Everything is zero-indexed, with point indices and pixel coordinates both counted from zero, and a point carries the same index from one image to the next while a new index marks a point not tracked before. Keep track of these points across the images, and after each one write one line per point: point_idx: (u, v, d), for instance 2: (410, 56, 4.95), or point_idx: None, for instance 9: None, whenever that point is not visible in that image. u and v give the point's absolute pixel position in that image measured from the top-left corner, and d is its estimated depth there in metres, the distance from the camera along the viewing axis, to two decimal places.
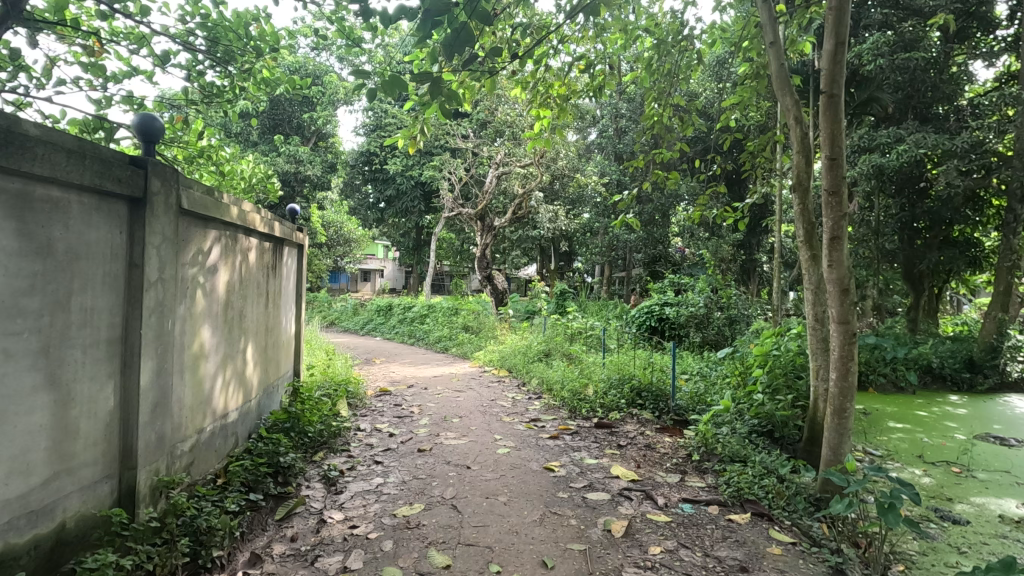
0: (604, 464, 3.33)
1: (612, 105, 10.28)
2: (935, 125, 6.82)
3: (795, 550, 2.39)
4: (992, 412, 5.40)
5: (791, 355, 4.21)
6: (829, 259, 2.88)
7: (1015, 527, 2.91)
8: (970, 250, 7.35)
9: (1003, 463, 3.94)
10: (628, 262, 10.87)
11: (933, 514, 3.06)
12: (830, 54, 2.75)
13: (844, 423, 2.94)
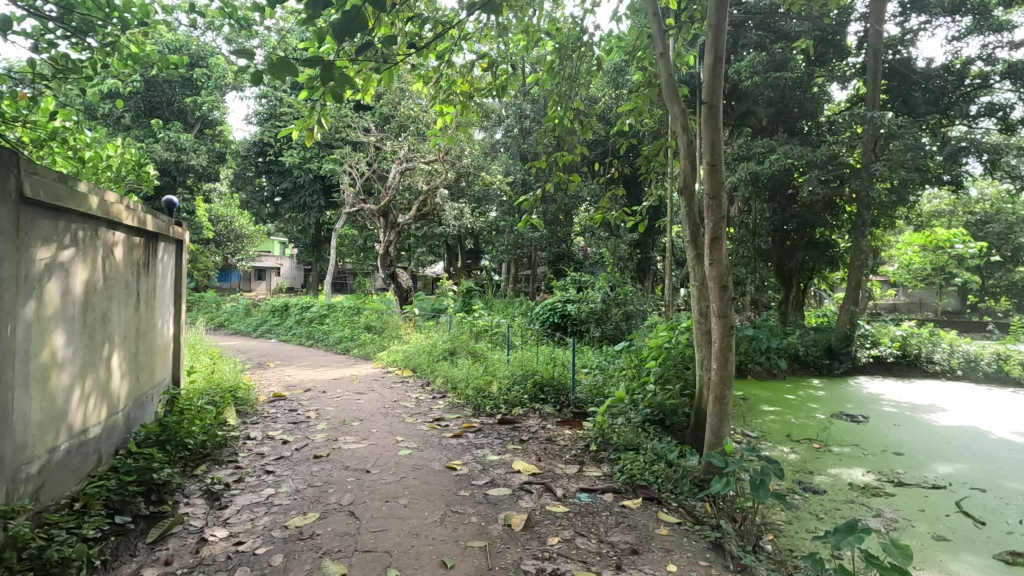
0: (506, 459, 3.37)
1: (517, 106, 10.45)
2: (801, 138, 7.63)
3: (680, 529, 2.56)
4: (846, 393, 6.14)
5: (681, 347, 4.51)
6: (710, 258, 3.11)
7: (862, 493, 3.34)
8: (829, 250, 8.30)
9: (853, 437, 4.50)
10: (533, 260, 11.11)
11: (798, 486, 3.42)
12: (711, 67, 2.97)
13: (725, 408, 3.19)
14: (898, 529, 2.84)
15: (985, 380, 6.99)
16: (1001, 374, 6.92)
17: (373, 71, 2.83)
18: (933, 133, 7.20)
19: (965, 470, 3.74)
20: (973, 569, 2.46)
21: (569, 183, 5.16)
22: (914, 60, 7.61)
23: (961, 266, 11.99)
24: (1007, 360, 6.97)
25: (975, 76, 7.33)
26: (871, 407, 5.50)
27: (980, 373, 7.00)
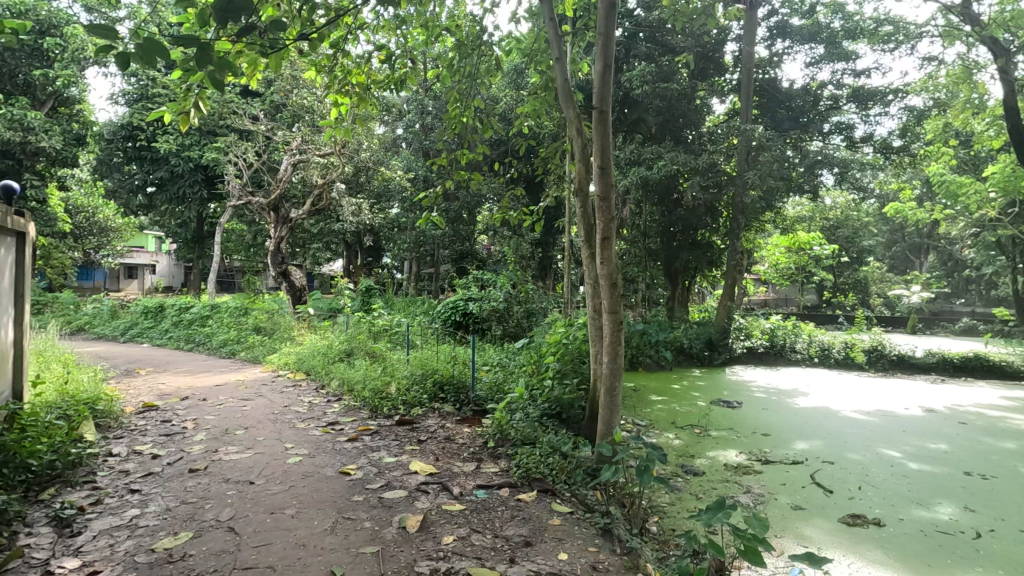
0: (403, 461, 3.30)
1: (418, 101, 10.27)
2: (685, 146, 8.23)
3: (572, 518, 2.66)
4: (724, 382, 6.71)
5: (578, 343, 4.68)
6: (601, 257, 3.25)
7: (735, 472, 3.66)
8: (710, 251, 9.02)
9: (728, 421, 4.92)
10: (436, 258, 11.01)
11: (680, 469, 3.68)
12: (600, 74, 3.11)
13: (615, 399, 3.36)
14: (764, 503, 3.15)
15: (836, 366, 7.89)
16: (848, 360, 7.82)
17: (256, 54, 2.62)
18: (795, 146, 8.05)
19: (818, 446, 4.23)
20: (822, 532, 2.79)
21: (470, 181, 5.16)
22: (779, 80, 8.49)
23: (818, 265, 13.55)
24: (853, 348, 7.86)
25: (828, 97, 8.31)
26: (744, 393, 6.06)
27: (832, 360, 7.89)
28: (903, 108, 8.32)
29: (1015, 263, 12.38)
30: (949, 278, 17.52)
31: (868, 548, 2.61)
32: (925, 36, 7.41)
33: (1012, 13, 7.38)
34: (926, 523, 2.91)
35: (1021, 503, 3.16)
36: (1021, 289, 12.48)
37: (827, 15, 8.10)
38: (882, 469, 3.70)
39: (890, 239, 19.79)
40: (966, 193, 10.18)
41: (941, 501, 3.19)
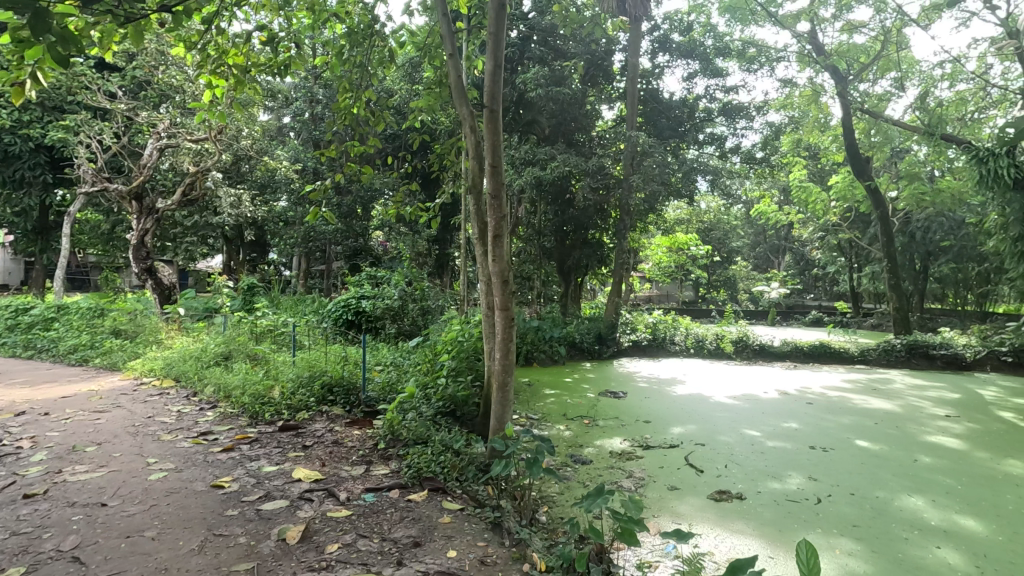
0: (285, 469, 3.11)
1: (307, 88, 9.74)
2: (576, 148, 8.59)
3: (462, 515, 2.66)
4: (612, 373, 7.09)
5: (473, 341, 4.69)
6: (493, 254, 3.28)
7: (619, 458, 3.88)
8: (600, 250, 9.46)
9: (614, 411, 5.20)
10: (327, 254, 10.53)
11: (570, 459, 3.83)
12: (491, 74, 3.13)
13: (507, 395, 3.41)
14: (645, 486, 3.36)
15: (708, 356, 8.61)
16: (719, 350, 8.57)
17: (109, 23, 2.31)
18: (675, 153, 8.68)
19: (692, 430, 4.60)
20: (694, 508, 3.04)
21: (360, 174, 4.96)
22: (661, 91, 9.10)
23: (695, 264, 14.72)
24: (723, 339, 8.62)
25: (703, 110, 9.05)
26: (629, 384, 6.45)
27: (706, 350, 8.60)
28: (765, 124, 9.26)
29: (852, 263, 14.29)
30: (802, 276, 19.84)
31: (731, 520, 2.88)
32: (781, 61, 8.35)
33: (850, 46, 8.49)
34: (778, 493, 3.27)
35: (852, 470, 3.66)
36: (855, 286, 14.44)
37: (702, 34, 8.79)
38: (744, 448, 4.11)
39: (754, 241, 22.02)
40: (814, 200, 11.55)
41: (791, 473, 3.60)
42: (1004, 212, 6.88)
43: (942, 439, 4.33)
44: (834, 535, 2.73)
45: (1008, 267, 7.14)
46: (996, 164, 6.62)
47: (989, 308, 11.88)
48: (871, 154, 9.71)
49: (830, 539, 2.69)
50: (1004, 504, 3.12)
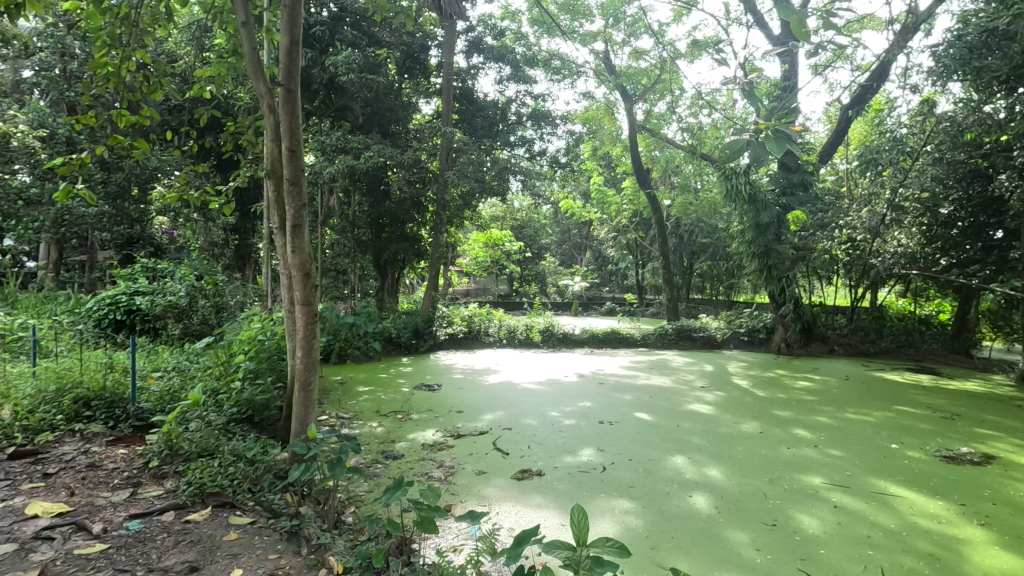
0: (14, 505, 2.51)
1: (56, 38, 7.95)
2: (392, 140, 8.47)
3: (253, 529, 2.44)
4: (427, 367, 7.13)
5: (275, 339, 4.31)
6: (292, 245, 3.04)
7: (431, 450, 3.92)
8: (417, 244, 9.43)
9: (428, 404, 5.24)
10: (89, 241, 8.77)
11: (380, 456, 3.75)
12: (287, 50, 2.89)
13: (311, 395, 3.21)
14: (453, 474, 3.45)
15: (519, 345, 9.16)
16: (528, 339, 9.17)
17: None
18: (486, 151, 8.99)
19: (501, 416, 4.85)
20: (498, 489, 3.20)
21: (131, 149, 4.21)
22: (476, 91, 9.39)
23: (508, 259, 15.53)
24: (532, 329, 9.24)
25: (514, 113, 9.56)
26: (445, 376, 6.56)
27: (517, 340, 9.13)
28: (567, 132, 10.11)
29: (638, 260, 16.42)
30: (600, 271, 22.21)
31: (530, 496, 3.11)
32: (580, 76, 9.18)
33: (636, 70, 9.68)
34: (572, 466, 3.62)
35: (631, 439, 4.22)
36: (640, 280, 16.65)
37: (513, 41, 9.27)
38: (545, 428, 4.47)
39: (560, 238, 24.08)
40: (610, 203, 12.99)
41: (583, 447, 4.02)
42: (743, 221, 8.53)
43: (699, 406, 5.22)
44: (614, 497, 3.10)
45: (745, 265, 8.86)
46: (737, 181, 8.18)
47: (734, 296, 14.65)
48: (651, 166, 11.25)
49: (611, 502, 3.05)
50: (737, 455, 3.87)
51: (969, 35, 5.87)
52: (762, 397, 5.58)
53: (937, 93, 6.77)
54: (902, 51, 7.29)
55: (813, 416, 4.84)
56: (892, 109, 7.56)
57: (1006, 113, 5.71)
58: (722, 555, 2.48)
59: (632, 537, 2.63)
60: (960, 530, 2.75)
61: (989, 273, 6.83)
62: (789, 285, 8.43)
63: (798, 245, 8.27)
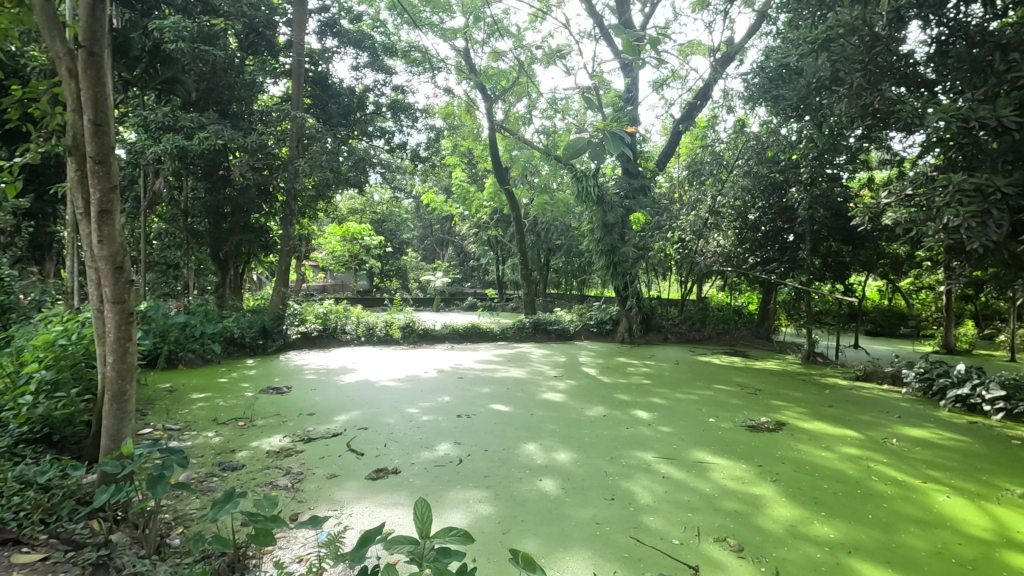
0: None
1: None
2: (231, 121, 7.76)
3: (46, 566, 2.08)
4: (275, 368, 6.64)
5: (83, 343, 3.70)
6: (99, 234, 2.62)
7: (276, 457, 3.65)
8: (264, 235, 8.71)
9: (275, 408, 4.87)
10: None
11: (217, 468, 3.41)
12: (89, 6, 2.47)
13: (125, 406, 2.81)
14: (301, 480, 3.26)
15: (378, 342, 8.90)
16: (387, 337, 8.95)
17: None
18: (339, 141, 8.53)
19: (356, 415, 4.68)
20: (350, 492, 3.09)
21: None
22: (331, 77, 8.91)
23: (368, 254, 15.01)
24: (392, 326, 9.03)
25: (372, 102, 9.22)
26: (295, 377, 6.15)
27: (375, 337, 8.86)
28: (428, 126, 10.00)
29: (498, 257, 16.86)
30: (462, 267, 22.38)
31: (384, 494, 3.05)
32: (441, 71, 9.14)
33: (494, 70, 9.88)
34: (428, 461, 3.62)
35: (486, 430, 4.32)
36: (501, 275, 17.12)
37: (371, 28, 8.95)
38: (403, 426, 4.40)
39: (423, 233, 23.95)
40: (472, 199, 13.15)
41: (440, 441, 4.03)
42: (593, 221, 9.20)
43: (551, 395, 5.52)
44: (468, 488, 3.16)
45: (594, 262, 9.54)
46: (587, 183, 8.78)
47: (585, 291, 15.69)
48: (510, 165, 11.62)
49: (465, 493, 3.11)
50: (583, 437, 4.17)
51: (766, 68, 7.02)
52: (607, 383, 6.06)
53: (748, 116, 7.89)
54: (722, 76, 8.36)
55: (648, 398, 5.38)
56: (714, 126, 8.63)
57: (796, 137, 6.83)
58: (567, 531, 2.66)
59: (484, 524, 2.71)
60: (757, 487, 3.25)
61: (784, 267, 8.19)
62: (631, 281, 9.25)
63: (639, 245, 9.10)
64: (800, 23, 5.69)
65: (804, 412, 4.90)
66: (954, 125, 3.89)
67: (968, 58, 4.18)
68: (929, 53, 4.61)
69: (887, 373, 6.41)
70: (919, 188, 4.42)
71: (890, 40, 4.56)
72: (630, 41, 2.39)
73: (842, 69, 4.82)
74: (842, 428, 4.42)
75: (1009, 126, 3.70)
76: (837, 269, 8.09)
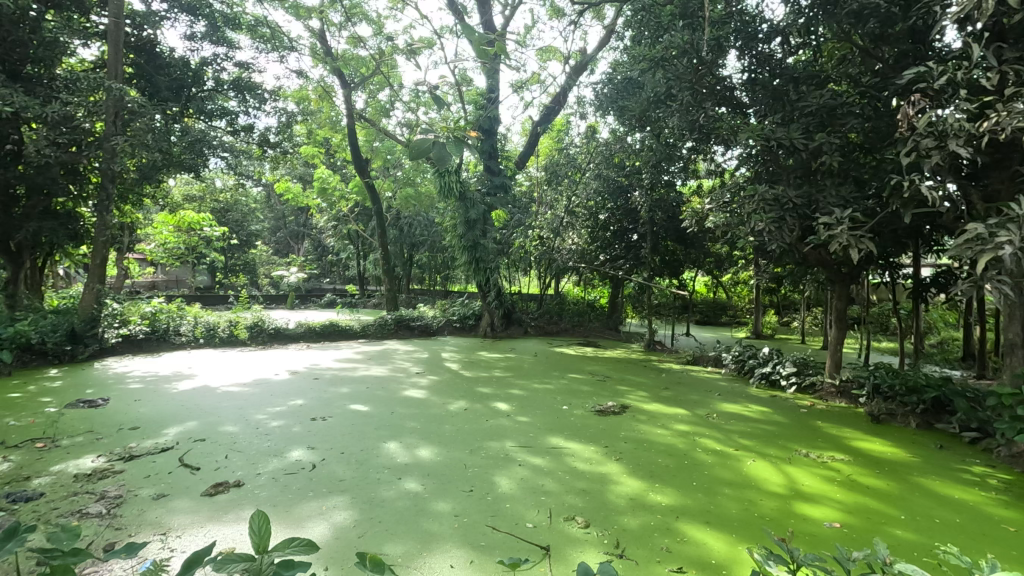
0: None
1: None
2: (25, 85, 6.50)
3: None
4: (88, 378, 5.70)
5: None
6: None
7: (87, 481, 3.14)
8: (72, 223, 7.46)
9: (86, 424, 4.18)
10: None
11: (4, 501, 2.84)
12: None
13: None
14: (120, 504, 2.84)
15: (221, 344, 8.07)
16: (232, 338, 8.15)
17: None
18: (167, 119, 7.75)
19: (192, 426, 4.20)
20: (182, 512, 2.76)
21: None
22: (159, 44, 7.81)
23: (208, 246, 13.52)
24: (237, 326, 8.25)
25: (210, 78, 8.29)
26: (114, 387, 5.33)
27: (217, 339, 8.02)
28: (279, 109, 9.26)
29: (359, 252, 16.25)
30: (319, 262, 21.21)
31: (224, 511, 2.78)
32: (293, 51, 8.53)
33: (353, 56, 9.40)
34: (276, 470, 3.36)
35: (343, 432, 4.14)
36: (362, 271, 16.51)
37: None
38: (248, 434, 4.05)
39: (274, 226, 22.26)
40: (331, 190, 12.48)
41: (292, 447, 3.78)
42: (455, 216, 9.25)
43: (413, 392, 5.46)
44: (322, 495, 3.00)
45: (457, 257, 9.58)
46: (449, 179, 8.74)
47: (449, 287, 15.75)
48: (370, 156, 11.24)
49: (318, 500, 2.94)
50: (444, 432, 4.18)
51: (612, 79, 7.62)
52: (469, 378, 6.15)
53: (598, 123, 8.52)
54: (575, 84, 8.88)
55: (508, 390, 5.55)
56: (569, 131, 9.15)
57: (639, 145, 7.48)
58: (425, 528, 2.64)
59: (338, 531, 2.59)
60: (604, 466, 3.52)
61: (629, 264, 8.88)
62: (493, 276, 9.46)
63: (500, 241, 9.34)
64: (642, 41, 6.23)
65: (645, 395, 5.41)
66: (760, 143, 4.53)
67: (771, 87, 4.93)
68: (742, 80, 5.33)
69: (711, 357, 7.32)
70: (734, 196, 5.08)
71: (712, 64, 5.26)
72: (478, 44, 2.49)
73: (675, 87, 5.36)
74: (675, 408, 4.96)
75: (799, 146, 4.40)
76: (673, 266, 9.01)
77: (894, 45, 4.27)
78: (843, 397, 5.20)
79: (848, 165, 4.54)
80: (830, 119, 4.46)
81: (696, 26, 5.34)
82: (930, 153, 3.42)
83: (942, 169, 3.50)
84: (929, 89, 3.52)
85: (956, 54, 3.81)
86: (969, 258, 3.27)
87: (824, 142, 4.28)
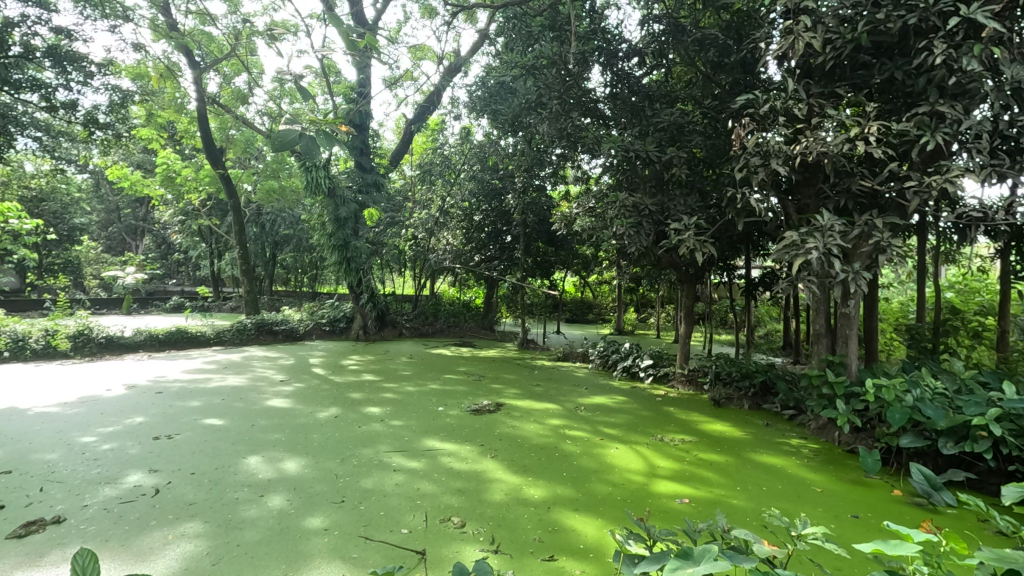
0: None
1: None
2: None
3: None
4: None
5: None
6: None
7: None
8: None
9: None
10: None
11: None
12: None
13: None
14: None
15: (33, 358, 6.86)
16: (48, 349, 6.98)
17: None
18: None
19: None
20: None
21: None
22: None
23: (14, 241, 11.42)
24: (55, 335, 7.09)
25: (20, 44, 7.05)
26: None
27: (28, 352, 6.83)
28: (109, 85, 8.07)
29: (212, 250, 14.78)
30: (163, 261, 18.96)
31: (42, 553, 2.36)
32: (127, 20, 7.48)
33: (202, 33, 8.46)
34: (109, 500, 2.93)
35: (194, 450, 3.72)
36: (215, 270, 15.03)
37: None
38: (71, 460, 3.48)
39: (104, 220, 19.53)
40: (178, 180, 11.19)
41: (129, 472, 3.32)
42: (324, 213, 8.78)
43: (276, 401, 5.08)
44: (169, 523, 2.68)
45: (326, 257, 9.10)
46: (317, 174, 8.26)
47: (316, 288, 14.92)
48: (226, 145, 10.28)
49: (163, 530, 2.62)
50: (312, 442, 3.94)
51: (485, 83, 7.76)
52: (338, 383, 5.86)
53: (472, 125, 8.61)
54: (449, 84, 8.90)
55: (381, 394, 5.39)
56: (442, 131, 9.13)
57: (512, 147, 7.71)
58: (294, 547, 2.47)
59: (187, 562, 2.33)
60: (480, 464, 3.56)
61: (504, 264, 9.08)
62: (365, 276, 9.12)
63: (372, 240, 9.05)
64: (513, 48, 6.39)
65: (518, 393, 5.55)
66: (621, 154, 4.86)
67: (630, 104, 5.36)
68: (605, 93, 5.67)
69: (580, 352, 7.75)
70: (598, 202, 5.47)
71: (579, 77, 5.53)
72: (347, 35, 2.38)
73: (545, 95, 5.60)
74: (547, 403, 5.16)
75: (653, 158, 4.82)
76: (544, 266, 9.36)
77: (730, 73, 4.85)
78: (691, 385, 5.80)
79: (693, 178, 5.07)
80: (679, 135, 4.94)
81: (564, 39, 5.64)
82: (758, 170, 3.93)
83: (767, 186, 4.05)
84: (756, 115, 4.03)
85: (776, 85, 4.42)
86: (788, 261, 3.81)
87: (674, 155, 4.73)
